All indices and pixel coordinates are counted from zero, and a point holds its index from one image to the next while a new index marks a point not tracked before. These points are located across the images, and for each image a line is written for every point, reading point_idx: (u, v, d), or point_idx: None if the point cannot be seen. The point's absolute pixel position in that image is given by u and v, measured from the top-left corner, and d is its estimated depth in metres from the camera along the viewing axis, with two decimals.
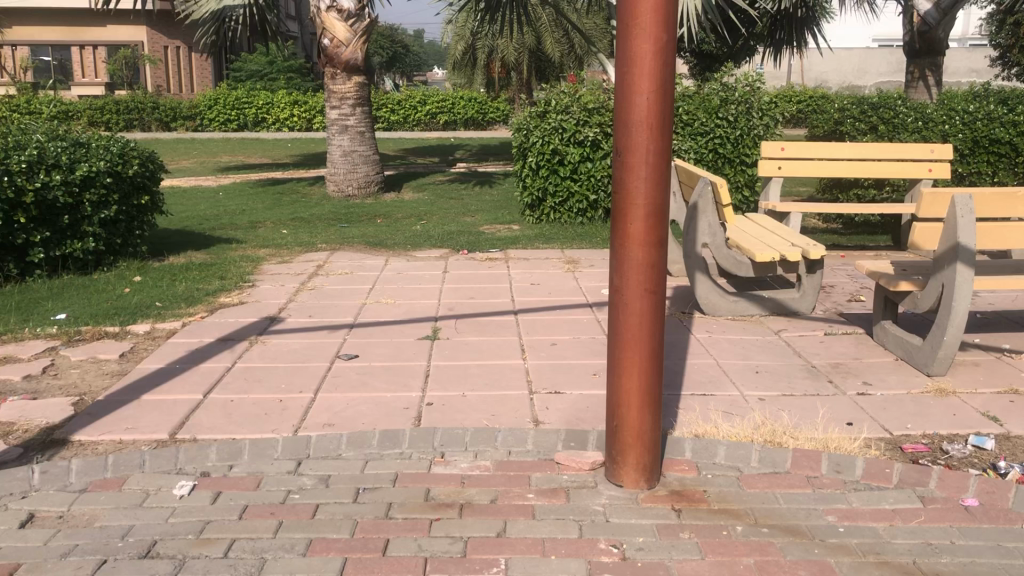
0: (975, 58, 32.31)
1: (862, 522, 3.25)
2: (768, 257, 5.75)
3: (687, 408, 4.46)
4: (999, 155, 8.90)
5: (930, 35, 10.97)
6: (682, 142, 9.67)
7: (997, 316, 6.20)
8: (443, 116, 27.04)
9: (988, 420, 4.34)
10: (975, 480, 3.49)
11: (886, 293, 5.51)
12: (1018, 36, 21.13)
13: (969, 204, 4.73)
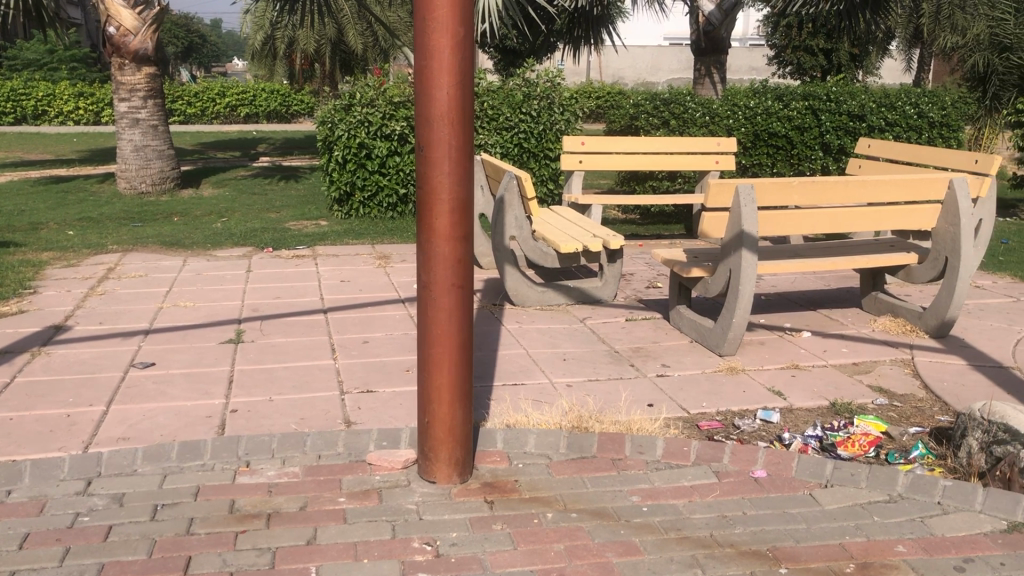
0: (755, 57, 34.78)
1: (664, 501, 3.40)
2: (573, 248, 5.91)
3: (497, 400, 4.51)
4: (777, 147, 9.71)
5: (714, 35, 11.68)
6: (489, 137, 9.78)
7: (779, 297, 6.70)
8: (244, 108, 26.16)
9: (774, 395, 4.66)
10: (763, 452, 3.73)
11: (681, 279, 5.82)
12: (790, 37, 22.89)
13: (752, 195, 5.09)
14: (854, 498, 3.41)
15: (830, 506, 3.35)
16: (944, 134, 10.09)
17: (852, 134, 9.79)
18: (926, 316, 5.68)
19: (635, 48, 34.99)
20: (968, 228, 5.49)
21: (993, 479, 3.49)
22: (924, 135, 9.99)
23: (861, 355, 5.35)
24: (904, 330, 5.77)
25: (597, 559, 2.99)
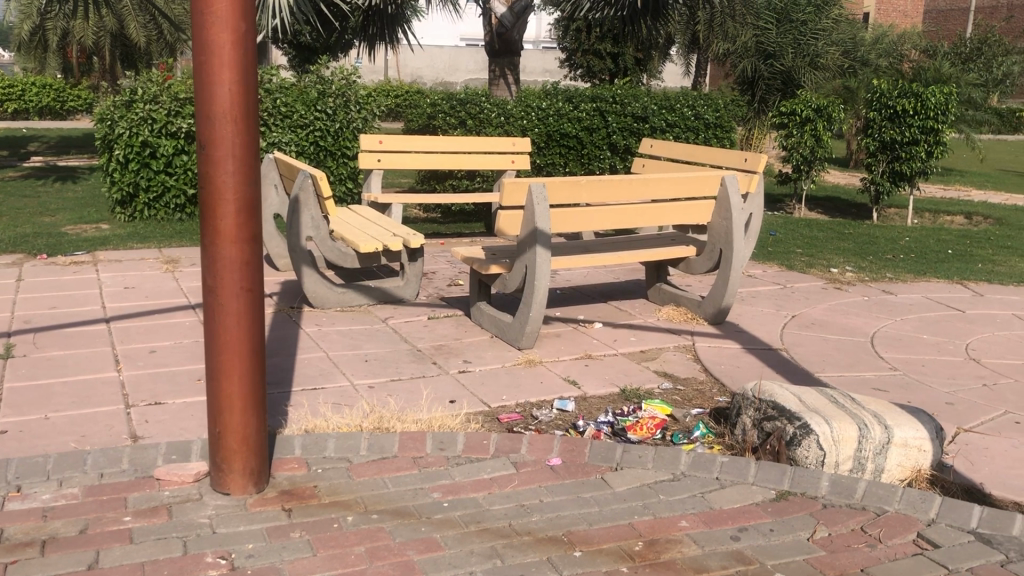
0: (547, 59, 35.90)
1: (464, 495, 3.45)
2: (372, 247, 5.87)
3: (295, 405, 4.41)
4: (569, 148, 10.11)
5: (507, 36, 11.93)
6: (283, 135, 9.51)
7: (573, 291, 6.95)
8: (11, 104, 24.08)
9: (569, 384, 4.84)
10: (558, 440, 3.86)
11: (480, 276, 5.92)
12: (580, 41, 23.83)
13: (544, 193, 5.26)
14: (641, 479, 3.60)
15: (620, 488, 3.52)
16: (717, 135, 10.81)
17: (636, 135, 10.35)
18: (705, 304, 6.07)
19: (431, 48, 35.18)
20: (739, 222, 5.94)
21: (764, 452, 3.78)
22: (700, 136, 10.69)
23: (649, 343, 5.65)
24: (686, 318, 6.14)
25: (398, 559, 2.99)
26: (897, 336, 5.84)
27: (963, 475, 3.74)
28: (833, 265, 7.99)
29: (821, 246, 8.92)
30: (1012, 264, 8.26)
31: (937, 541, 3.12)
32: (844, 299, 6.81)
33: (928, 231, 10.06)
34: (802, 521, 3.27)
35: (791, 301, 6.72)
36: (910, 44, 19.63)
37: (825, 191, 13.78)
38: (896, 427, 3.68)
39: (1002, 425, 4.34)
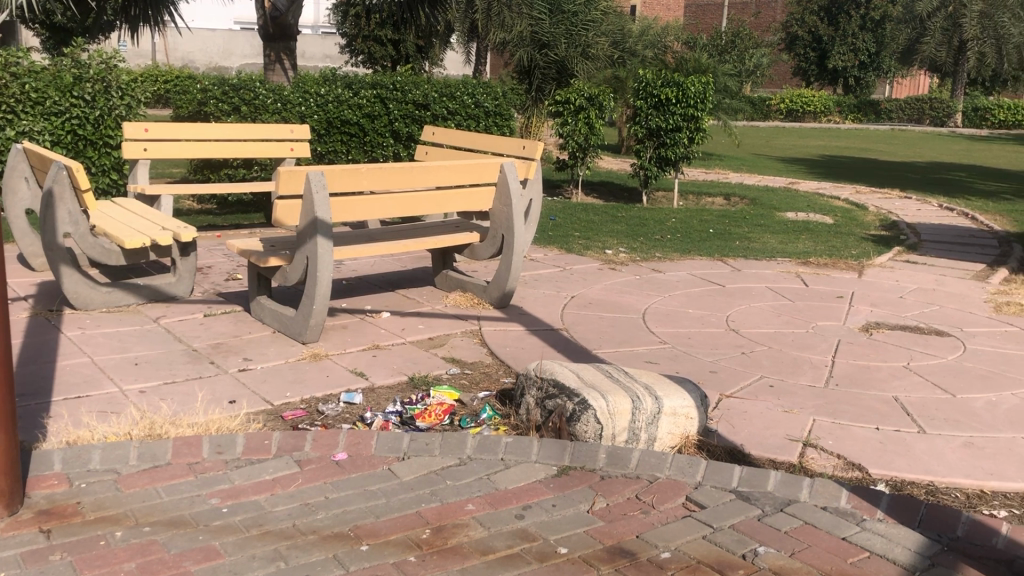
0: (327, 44, 35.15)
1: (244, 498, 3.32)
2: (139, 242, 5.50)
3: (55, 417, 4.06)
4: (350, 135, 9.97)
5: (281, 21, 11.52)
6: (34, 123, 8.72)
7: (359, 281, 6.86)
8: None
9: (356, 376, 4.77)
10: (344, 435, 3.80)
11: (259, 270, 5.71)
12: (360, 27, 23.51)
13: (322, 181, 5.13)
14: (428, 466, 3.61)
15: (407, 477, 3.51)
16: (496, 123, 11.04)
17: (418, 122, 10.37)
18: (490, 289, 6.18)
19: (202, 31, 33.49)
20: (518, 208, 6.07)
21: (547, 430, 3.91)
22: (480, 123, 10.88)
23: (435, 330, 5.67)
24: (471, 303, 6.23)
25: (173, 571, 2.83)
26: (667, 312, 6.20)
27: (726, 439, 4.03)
28: (608, 247, 8.37)
29: (597, 229, 9.31)
30: (765, 241, 8.99)
31: (703, 503, 3.31)
32: (619, 279, 7.14)
33: (693, 212, 10.75)
34: (582, 494, 3.39)
35: (571, 283, 6.97)
36: (672, 37, 20.86)
37: (600, 177, 14.40)
38: (666, 396, 3.90)
39: (759, 389, 4.72)
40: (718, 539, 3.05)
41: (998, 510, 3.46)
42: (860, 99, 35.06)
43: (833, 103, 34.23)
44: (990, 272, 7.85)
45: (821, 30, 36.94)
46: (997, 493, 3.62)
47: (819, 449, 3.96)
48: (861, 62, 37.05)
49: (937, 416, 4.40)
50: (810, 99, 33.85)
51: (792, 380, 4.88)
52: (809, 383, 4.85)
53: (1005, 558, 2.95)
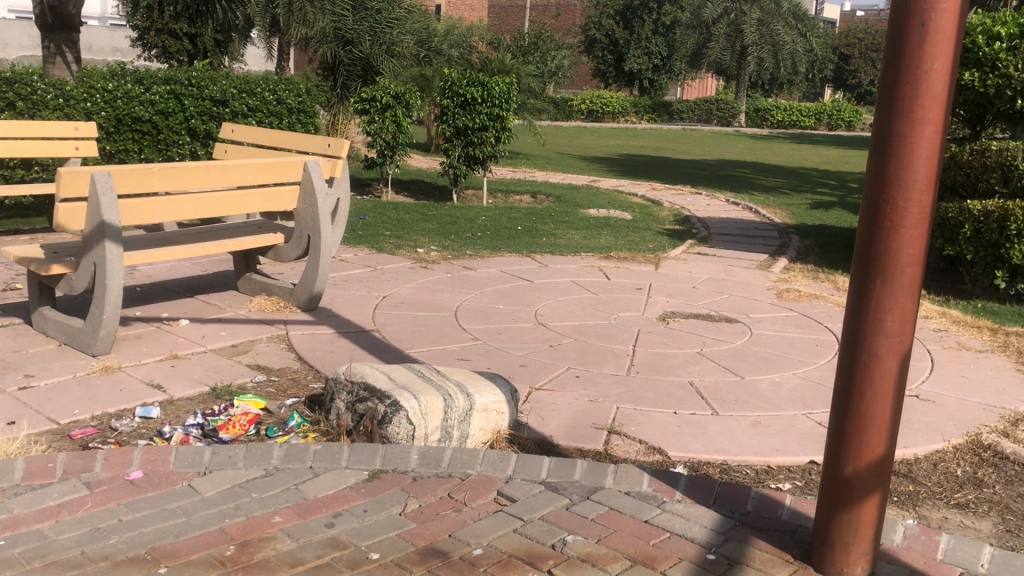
0: (117, 37, 33.09)
1: (25, 529, 3.05)
2: None
3: None
4: (143, 133, 9.39)
5: (60, 9, 10.61)
6: None
7: (155, 287, 6.48)
8: None
9: (152, 389, 4.50)
10: (138, 452, 3.58)
11: (40, 278, 5.27)
12: (152, 19, 22.25)
13: (109, 183, 4.79)
14: (232, 479, 3.45)
15: (209, 493, 3.34)
16: (300, 120, 10.95)
17: (216, 119, 10.00)
18: (296, 292, 6.02)
19: None
20: (324, 208, 5.92)
21: (358, 435, 3.85)
22: (282, 121, 10.73)
23: (239, 336, 5.44)
24: (277, 307, 6.03)
25: None
26: (478, 309, 6.26)
27: (536, 431, 4.11)
28: (419, 246, 8.35)
29: (407, 228, 9.27)
30: (570, 237, 9.27)
31: (513, 496, 3.35)
32: (429, 278, 7.13)
33: (501, 209, 10.91)
34: (394, 497, 3.35)
35: (381, 283, 6.89)
36: (477, 37, 21.08)
37: (409, 175, 14.34)
38: (476, 394, 3.93)
39: (566, 380, 4.85)
40: (528, 531, 3.09)
41: (783, 483, 3.73)
42: (655, 100, 36.87)
43: (630, 104, 35.79)
44: (772, 261, 8.46)
45: (617, 33, 38.52)
46: (782, 467, 3.90)
47: (622, 435, 4.11)
48: (654, 65, 38.94)
49: (729, 398, 4.69)
50: (609, 100, 35.20)
51: (597, 370, 5.04)
52: (612, 371, 5.04)
53: (789, 527, 3.17)
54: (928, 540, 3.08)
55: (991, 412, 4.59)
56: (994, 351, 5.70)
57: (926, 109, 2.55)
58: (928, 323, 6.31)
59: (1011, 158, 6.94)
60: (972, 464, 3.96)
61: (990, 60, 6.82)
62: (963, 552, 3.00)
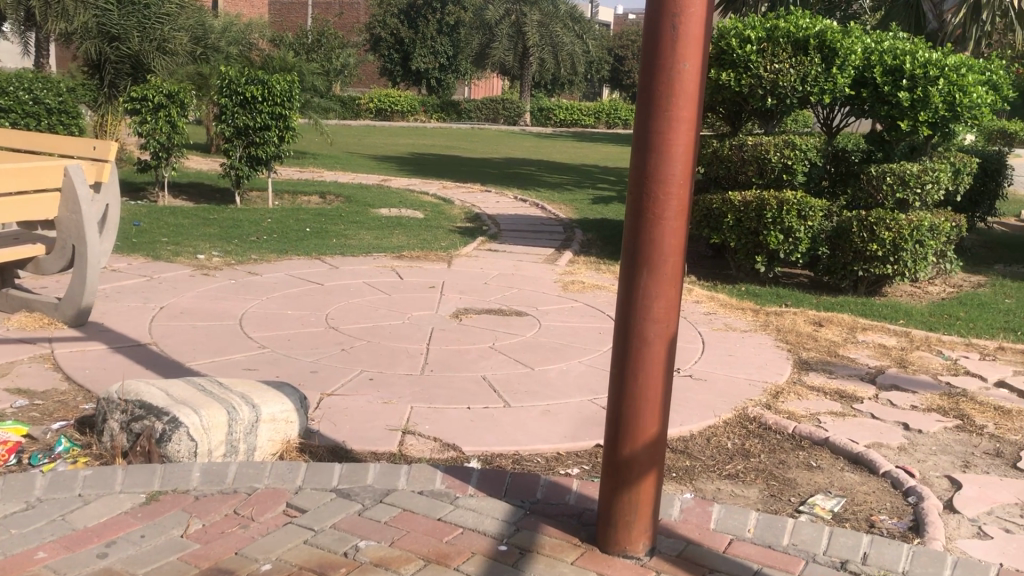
0: None
1: None
2: None
3: None
4: None
5: None
6: None
7: None
8: None
9: None
10: None
11: None
12: None
13: None
14: None
15: None
16: (62, 121, 10.20)
17: None
18: (62, 307, 5.56)
19: None
20: (90, 215, 5.47)
21: (134, 456, 3.61)
22: (41, 122, 9.90)
23: None
24: (40, 324, 5.56)
25: None
26: (265, 315, 6.06)
27: (327, 437, 4.02)
28: (200, 251, 7.96)
29: (186, 233, 8.82)
30: (360, 237, 9.16)
31: (303, 506, 3.26)
32: (211, 285, 6.82)
33: (288, 211, 10.62)
34: (174, 518, 3.17)
35: (159, 292, 6.52)
36: (256, 34, 20.34)
37: (188, 178, 13.65)
38: (263, 404, 3.79)
39: (358, 383, 4.78)
40: (319, 541, 3.02)
41: (571, 468, 3.86)
42: (442, 99, 37.13)
43: (419, 103, 35.85)
44: (558, 255, 8.74)
45: (402, 33, 38.43)
46: (571, 453, 4.04)
47: (416, 434, 4.11)
48: (440, 64, 39.20)
49: (520, 390, 4.79)
50: (397, 99, 35.17)
51: (390, 371, 5.01)
52: (405, 371, 5.03)
53: (576, 511, 3.28)
54: (701, 511, 3.29)
55: (757, 386, 4.97)
56: (757, 330, 6.18)
57: (680, 107, 2.71)
58: (700, 307, 6.74)
59: (765, 151, 7.53)
60: (740, 436, 4.27)
61: (743, 62, 7.36)
62: (732, 520, 3.22)
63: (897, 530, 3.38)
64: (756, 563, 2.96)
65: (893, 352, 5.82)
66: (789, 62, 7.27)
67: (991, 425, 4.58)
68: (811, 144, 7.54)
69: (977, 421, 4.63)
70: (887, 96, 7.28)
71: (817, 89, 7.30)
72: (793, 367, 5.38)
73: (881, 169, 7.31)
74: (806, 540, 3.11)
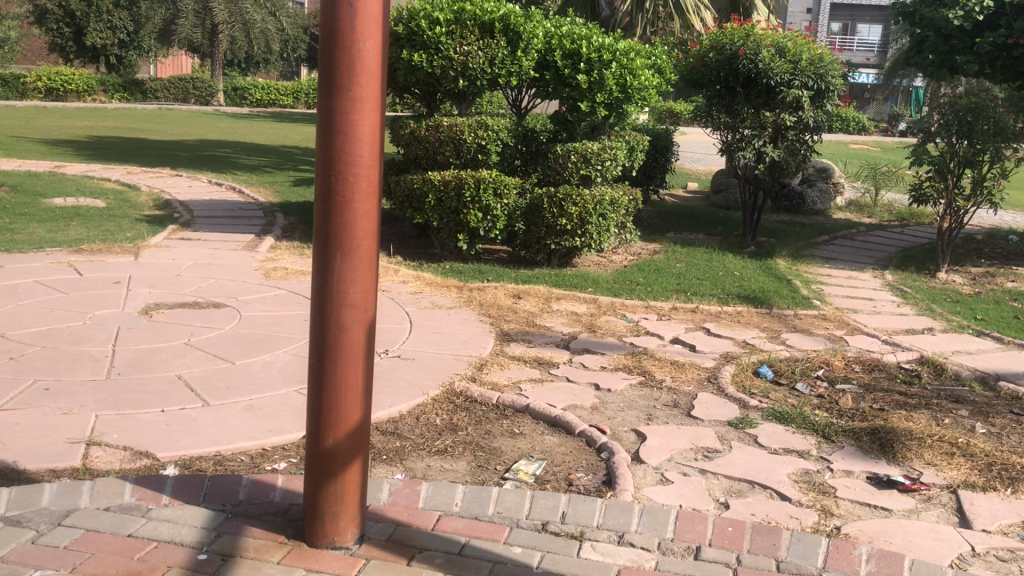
0: None
1: None
2: None
3: None
4: None
5: None
6: None
7: None
8: None
9: None
10: None
11: None
12: None
13: None
14: None
15: None
16: None
17: None
18: None
19: None
20: None
21: None
22: None
23: None
24: None
25: None
26: None
27: None
28: None
29: None
30: (30, 231, 8.24)
31: None
32: None
33: None
34: None
35: None
36: None
37: None
38: None
39: (33, 395, 4.29)
40: None
41: (278, 463, 3.73)
42: (124, 77, 34.36)
43: (96, 81, 32.97)
44: (258, 241, 8.40)
45: (71, 5, 34.96)
46: (278, 447, 3.90)
47: (103, 445, 3.76)
48: (119, 40, 36.22)
49: (219, 386, 4.54)
50: (69, 78, 32.10)
51: (70, 378, 4.55)
52: (89, 377, 4.58)
53: (281, 509, 3.17)
54: (410, 492, 3.31)
55: (461, 361, 5.09)
56: (461, 306, 6.33)
57: (364, 87, 2.67)
58: (405, 287, 6.79)
59: (459, 132, 7.69)
60: (448, 411, 4.35)
61: (434, 43, 7.43)
62: (440, 496, 3.28)
63: (593, 486, 3.61)
64: (464, 536, 3.03)
65: (585, 318, 6.23)
66: (476, 45, 7.46)
67: (668, 378, 5.04)
68: (502, 125, 7.82)
69: (657, 375, 5.07)
70: (568, 78, 7.72)
71: (504, 71, 7.58)
72: (495, 339, 5.57)
73: (565, 148, 7.74)
74: (510, 507, 3.23)
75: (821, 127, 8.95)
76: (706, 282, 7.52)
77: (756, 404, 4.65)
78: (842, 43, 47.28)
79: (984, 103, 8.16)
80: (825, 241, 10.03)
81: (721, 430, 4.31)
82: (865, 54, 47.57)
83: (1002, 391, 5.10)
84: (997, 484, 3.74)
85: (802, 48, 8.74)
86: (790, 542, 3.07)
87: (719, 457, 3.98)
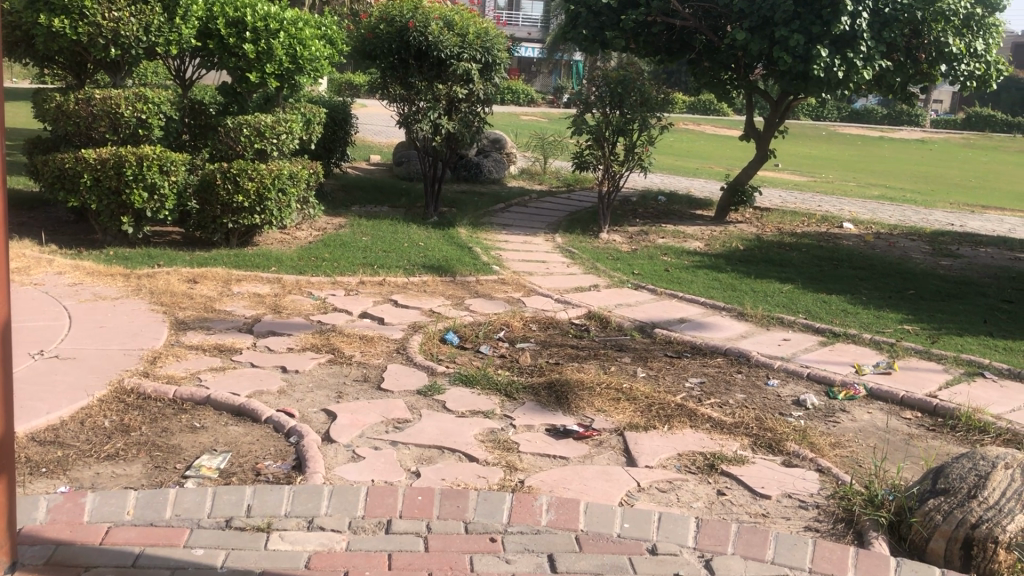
0: None
1: None
2: None
3: None
4: None
5: None
6: None
7: None
8: None
9: None
10: None
11: None
12: None
13: None
14: None
15: None
16: None
17: None
18: None
19: None
20: None
21: None
22: None
23: None
24: None
25: None
26: None
27: None
28: None
29: None
30: None
31: None
32: None
33: None
34: None
35: None
36: None
37: None
38: None
39: None
40: None
41: None
42: None
43: None
44: None
45: None
46: None
47: None
48: None
49: None
50: None
51: None
52: None
53: None
54: (72, 506, 2.99)
55: (131, 355, 4.68)
56: (129, 296, 5.83)
57: None
58: (62, 278, 6.13)
59: (115, 106, 7.03)
60: (118, 412, 3.98)
61: (77, 7, 6.67)
62: (108, 507, 3.00)
63: (281, 472, 3.48)
64: (137, 546, 2.79)
65: (268, 299, 6.00)
66: (127, 10, 6.84)
67: (357, 353, 5.00)
68: (164, 98, 7.29)
69: (346, 351, 5.01)
70: (232, 47, 7.35)
71: (163, 40, 7.05)
72: (169, 329, 5.20)
73: (235, 121, 7.39)
74: (189, 507, 3.03)
75: (491, 99, 9.35)
76: (391, 255, 7.55)
77: (442, 371, 4.75)
78: (506, 18, 49.48)
79: (631, 76, 8.92)
80: (501, 209, 10.49)
81: (410, 399, 4.35)
82: (528, 29, 50.16)
83: (657, 337, 5.63)
84: (656, 422, 4.12)
85: (468, 22, 9.00)
86: (477, 502, 3.17)
87: (408, 427, 4.01)
